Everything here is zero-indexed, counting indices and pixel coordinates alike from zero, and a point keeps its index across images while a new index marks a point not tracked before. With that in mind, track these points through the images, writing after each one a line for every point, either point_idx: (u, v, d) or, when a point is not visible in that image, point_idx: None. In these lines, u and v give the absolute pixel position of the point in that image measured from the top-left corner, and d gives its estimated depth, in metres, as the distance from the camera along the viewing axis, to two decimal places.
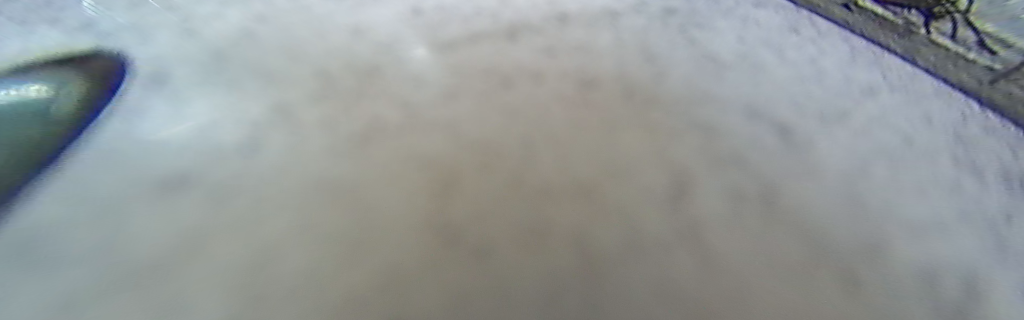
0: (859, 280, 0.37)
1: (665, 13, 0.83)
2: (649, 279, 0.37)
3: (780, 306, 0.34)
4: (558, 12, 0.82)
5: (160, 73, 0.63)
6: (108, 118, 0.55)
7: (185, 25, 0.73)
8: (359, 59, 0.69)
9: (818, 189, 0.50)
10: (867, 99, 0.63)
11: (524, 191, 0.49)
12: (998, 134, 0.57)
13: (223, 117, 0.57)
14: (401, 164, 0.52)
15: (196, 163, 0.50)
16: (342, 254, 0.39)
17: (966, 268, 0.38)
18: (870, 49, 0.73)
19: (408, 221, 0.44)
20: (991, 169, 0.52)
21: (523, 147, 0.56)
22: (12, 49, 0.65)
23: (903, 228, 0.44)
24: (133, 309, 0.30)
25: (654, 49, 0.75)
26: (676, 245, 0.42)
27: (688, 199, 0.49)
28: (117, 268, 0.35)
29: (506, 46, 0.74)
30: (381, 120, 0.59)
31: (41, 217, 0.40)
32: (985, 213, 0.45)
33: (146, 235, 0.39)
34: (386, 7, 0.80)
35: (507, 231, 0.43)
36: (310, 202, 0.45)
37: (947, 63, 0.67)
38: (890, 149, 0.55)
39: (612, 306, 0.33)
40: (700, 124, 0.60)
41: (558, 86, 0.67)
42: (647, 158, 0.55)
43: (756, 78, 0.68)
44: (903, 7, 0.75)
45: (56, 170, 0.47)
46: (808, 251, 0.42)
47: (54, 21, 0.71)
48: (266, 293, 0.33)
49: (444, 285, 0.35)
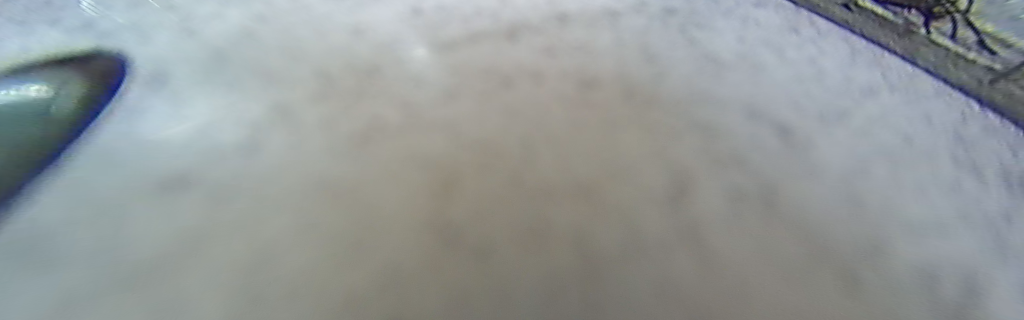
0: (859, 280, 0.37)
1: (665, 13, 0.82)
2: (648, 279, 0.37)
3: (779, 306, 0.35)
4: (558, 12, 0.81)
5: (160, 73, 0.63)
6: (108, 118, 0.55)
7: (184, 25, 0.73)
8: (359, 59, 0.69)
9: (818, 189, 0.50)
10: (868, 99, 0.63)
11: (524, 191, 0.49)
12: (998, 134, 0.57)
13: (222, 117, 0.57)
14: (401, 163, 0.52)
15: (195, 163, 0.50)
16: (343, 253, 0.39)
17: (967, 269, 0.38)
18: (870, 49, 0.73)
19: (409, 221, 0.44)
20: (992, 169, 0.52)
21: (523, 147, 0.56)
22: (11, 49, 0.65)
23: (904, 228, 0.44)
24: (132, 309, 0.30)
25: (654, 50, 0.75)
26: (676, 245, 0.42)
27: (688, 199, 0.49)
28: (118, 268, 0.35)
29: (507, 47, 0.74)
30: (381, 120, 0.59)
31: (42, 218, 0.40)
32: (986, 213, 0.45)
33: (145, 235, 0.39)
34: (386, 6, 0.80)
35: (507, 231, 0.43)
36: (310, 202, 0.45)
37: (947, 62, 0.66)
38: (890, 148, 0.55)
39: (612, 307, 0.33)
40: (700, 124, 0.60)
41: (558, 86, 0.67)
42: (647, 158, 0.55)
43: (756, 78, 0.68)
44: (903, 7, 0.72)
45: (58, 170, 0.47)
46: (809, 252, 0.42)
47: (54, 21, 0.71)
48: (266, 293, 0.33)
49: (444, 285, 0.35)
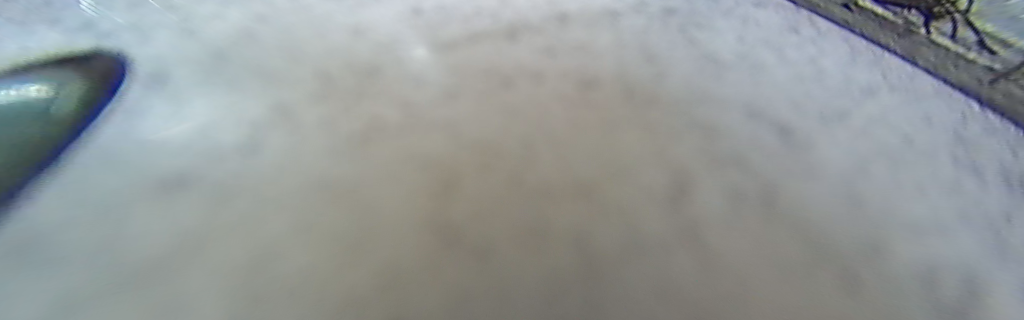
0: (858, 280, 0.37)
1: (665, 13, 0.82)
2: (649, 279, 0.37)
3: (779, 306, 0.35)
4: (558, 12, 0.81)
5: (160, 73, 0.63)
6: (108, 120, 0.55)
7: (185, 25, 0.73)
8: (359, 59, 0.69)
9: (818, 189, 0.50)
10: (868, 99, 0.63)
11: (523, 190, 0.49)
12: (998, 134, 0.56)
13: (222, 118, 0.57)
14: (402, 163, 0.52)
15: (194, 164, 0.50)
16: (341, 254, 0.39)
17: (967, 269, 0.38)
18: (870, 49, 0.73)
19: (408, 221, 0.44)
20: (992, 169, 0.52)
21: (523, 147, 0.56)
22: (12, 50, 0.65)
23: (902, 228, 0.44)
24: (131, 309, 0.30)
25: (654, 49, 0.75)
26: (676, 246, 0.42)
27: (688, 199, 0.49)
28: (118, 267, 0.35)
29: (507, 46, 0.74)
30: (381, 119, 0.59)
31: (43, 218, 0.40)
32: (986, 213, 0.45)
33: (145, 235, 0.39)
34: (386, 6, 0.80)
35: (507, 231, 0.43)
36: (310, 202, 0.45)
37: (946, 62, 0.66)
38: (890, 149, 0.55)
39: (613, 306, 0.33)
40: (700, 124, 0.60)
41: (558, 86, 0.67)
42: (647, 158, 0.55)
43: (756, 78, 0.68)
44: (903, 7, 0.73)
45: (57, 171, 0.47)
46: (809, 253, 0.42)
47: (54, 21, 0.71)
48: (266, 293, 0.33)
49: (445, 285, 0.35)
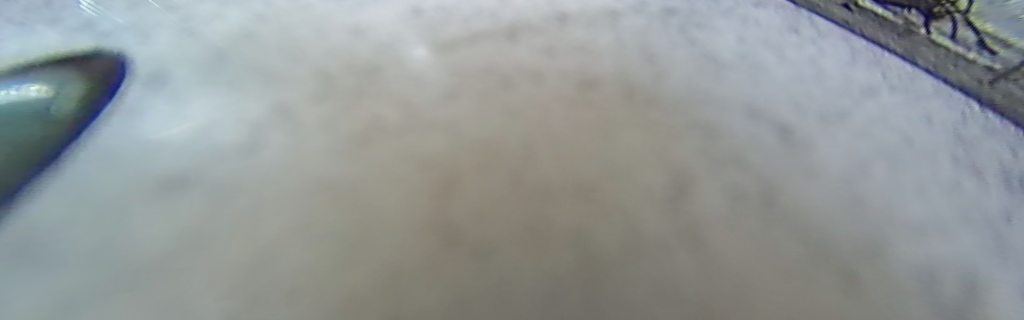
0: (859, 281, 0.37)
1: (665, 13, 0.82)
2: (649, 281, 0.37)
3: (778, 306, 0.35)
4: (558, 12, 0.81)
5: (160, 73, 0.63)
6: (107, 121, 0.55)
7: (185, 25, 0.73)
8: (359, 59, 0.69)
9: (817, 190, 0.50)
10: (868, 99, 0.63)
11: (523, 190, 0.49)
12: (998, 134, 0.57)
13: (222, 118, 0.57)
14: (401, 163, 0.52)
15: (194, 164, 0.50)
16: (342, 253, 0.39)
17: (968, 269, 0.38)
18: (870, 49, 0.73)
19: (408, 221, 0.44)
20: (992, 169, 0.52)
21: (523, 147, 0.56)
22: (12, 50, 0.65)
23: (903, 228, 0.44)
24: (131, 308, 0.30)
25: (653, 49, 0.75)
26: (676, 246, 0.42)
27: (688, 199, 0.49)
28: (119, 267, 0.35)
29: (507, 47, 0.74)
30: (381, 120, 0.59)
31: (44, 218, 0.40)
32: (986, 214, 0.45)
33: (145, 235, 0.39)
34: (386, 6, 0.80)
35: (507, 231, 0.43)
36: (309, 203, 0.45)
37: (947, 62, 0.66)
38: (891, 148, 0.55)
39: (613, 307, 0.33)
40: (700, 124, 0.60)
41: (558, 86, 0.67)
42: (647, 158, 0.55)
43: (756, 78, 0.68)
44: (903, 7, 0.73)
45: (57, 170, 0.47)
46: (809, 253, 0.42)
47: (54, 21, 0.72)
48: (265, 293, 0.33)
49: (445, 286, 0.35)
